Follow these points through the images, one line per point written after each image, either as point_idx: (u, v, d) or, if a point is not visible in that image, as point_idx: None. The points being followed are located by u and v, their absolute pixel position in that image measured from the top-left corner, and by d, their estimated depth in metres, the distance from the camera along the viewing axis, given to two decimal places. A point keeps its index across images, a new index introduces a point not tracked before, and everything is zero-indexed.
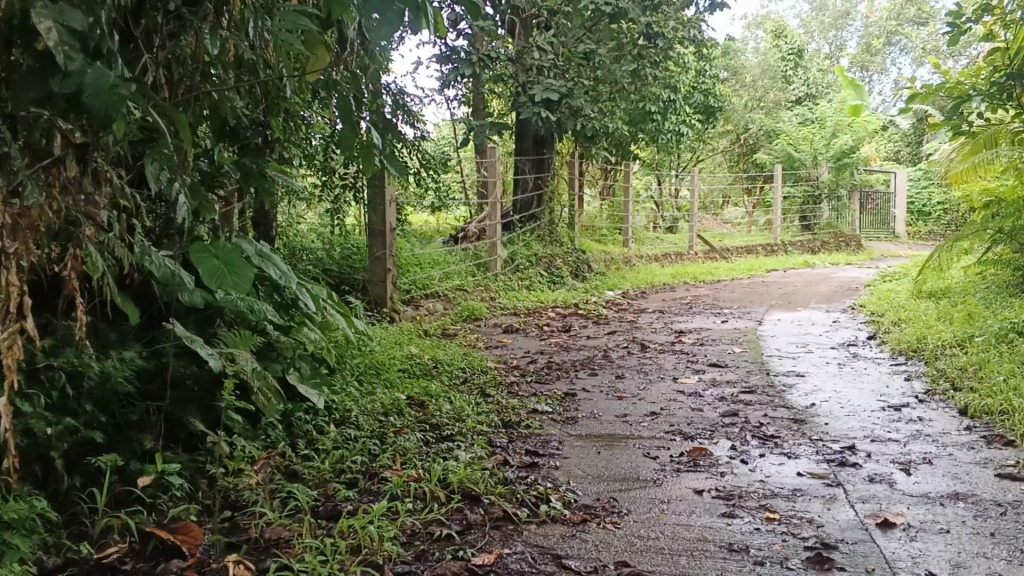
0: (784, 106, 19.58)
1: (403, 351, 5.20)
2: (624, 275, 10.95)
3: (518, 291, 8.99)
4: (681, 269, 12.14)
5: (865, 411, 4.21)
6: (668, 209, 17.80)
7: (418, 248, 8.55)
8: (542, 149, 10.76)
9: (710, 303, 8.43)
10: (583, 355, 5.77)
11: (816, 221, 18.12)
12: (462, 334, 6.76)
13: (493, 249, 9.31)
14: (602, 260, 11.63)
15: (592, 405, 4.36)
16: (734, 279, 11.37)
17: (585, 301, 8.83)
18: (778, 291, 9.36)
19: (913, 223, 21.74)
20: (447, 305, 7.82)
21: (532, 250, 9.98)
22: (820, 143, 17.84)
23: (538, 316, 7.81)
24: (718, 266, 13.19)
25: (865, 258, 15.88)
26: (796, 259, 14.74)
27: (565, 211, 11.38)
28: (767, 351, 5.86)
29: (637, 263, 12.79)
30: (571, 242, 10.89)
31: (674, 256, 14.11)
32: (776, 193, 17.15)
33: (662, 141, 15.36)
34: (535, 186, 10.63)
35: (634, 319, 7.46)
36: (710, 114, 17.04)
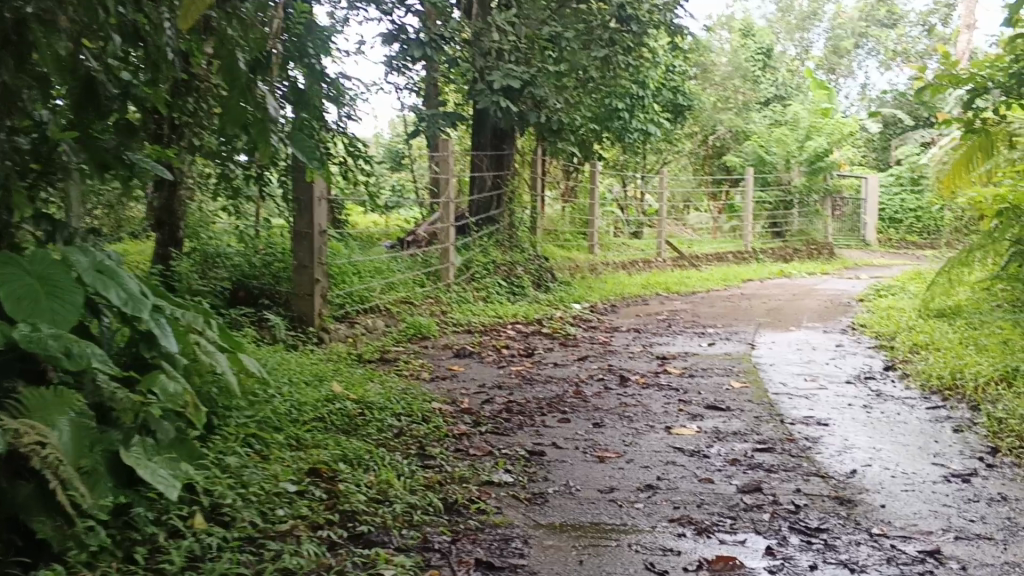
0: (754, 107, 18.69)
1: (323, 389, 4.08)
2: (590, 285, 9.92)
3: (474, 305, 7.91)
4: (652, 279, 11.12)
5: (925, 482, 3.19)
6: (634, 213, 16.81)
7: (358, 254, 7.43)
8: (502, 143, 9.65)
9: (690, 321, 7.42)
10: (549, 390, 4.71)
11: (787, 227, 17.25)
12: (405, 359, 5.67)
13: (445, 255, 8.16)
14: (566, 268, 10.57)
15: (565, 471, 3.28)
16: (710, 291, 10.38)
17: (550, 316, 7.78)
18: (763, 306, 8.41)
19: (885, 230, 21.01)
20: (389, 321, 6.72)
21: (489, 257, 8.90)
22: (793, 146, 16.90)
23: (496, 335, 6.75)
24: (691, 275, 12.19)
25: (841, 268, 15.01)
26: (772, 269, 13.82)
27: (527, 213, 10.31)
28: (771, 386, 4.84)
29: (603, 271, 11.76)
30: (533, 248, 9.83)
31: (642, 263, 13.11)
32: (748, 197, 16.24)
33: (629, 140, 14.36)
34: (494, 185, 9.56)
35: (607, 340, 6.43)
36: (679, 113, 16.08)
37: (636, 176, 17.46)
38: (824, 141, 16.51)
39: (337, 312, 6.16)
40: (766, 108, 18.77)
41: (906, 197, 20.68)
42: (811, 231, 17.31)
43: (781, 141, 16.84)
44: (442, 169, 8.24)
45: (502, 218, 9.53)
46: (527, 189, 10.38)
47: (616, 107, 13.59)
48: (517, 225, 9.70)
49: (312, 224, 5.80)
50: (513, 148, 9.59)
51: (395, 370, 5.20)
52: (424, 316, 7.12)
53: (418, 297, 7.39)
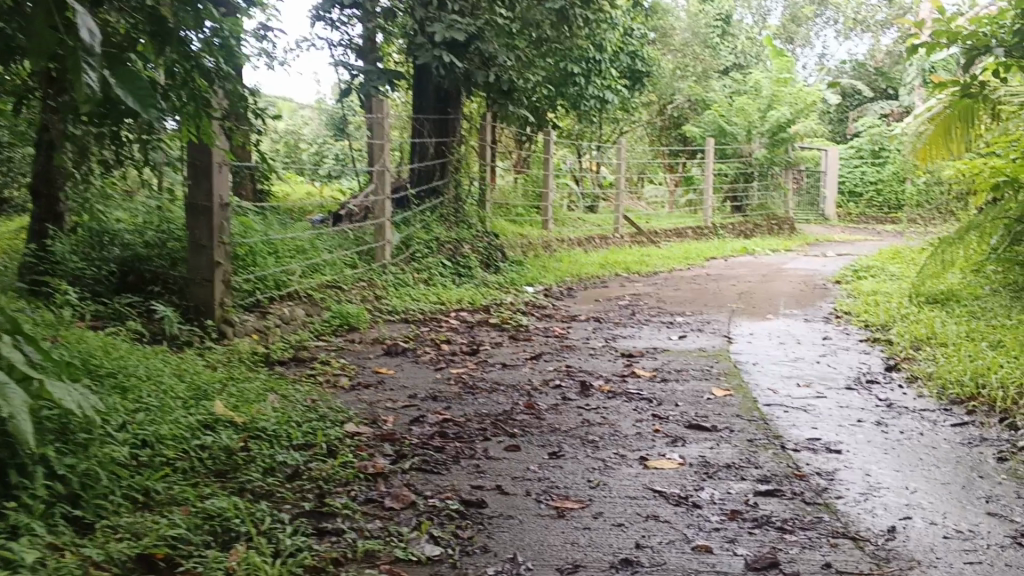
0: (714, 75, 17.90)
1: (199, 413, 3.17)
2: (545, 265, 9.06)
3: (413, 289, 7.01)
4: (610, 257, 10.30)
5: (995, 549, 2.38)
6: (589, 186, 15.96)
7: (279, 232, 6.49)
8: (446, 106, 8.70)
9: (656, 306, 6.63)
10: (493, 402, 3.84)
11: (748, 201, 16.55)
12: (326, 358, 4.77)
13: (380, 232, 7.22)
14: (517, 246, 9.69)
15: (512, 535, 2.42)
16: (673, 270, 9.59)
17: (498, 301, 6.91)
18: (733, 289, 7.64)
19: (845, 205, 20.43)
20: (311, 309, 5.79)
21: (431, 233, 7.98)
22: (756, 116, 16.11)
23: (436, 326, 5.87)
24: (651, 252, 11.39)
25: (804, 245, 14.33)
26: (735, 245, 13.09)
27: (475, 185, 9.40)
28: (761, 396, 4.02)
29: (558, 248, 10.92)
30: (480, 224, 8.93)
31: (599, 239, 12.29)
32: (708, 168, 15.48)
33: (584, 108, 13.49)
34: (436, 154, 8.64)
35: (563, 332, 5.58)
36: (636, 79, 15.24)
37: (591, 147, 16.60)
38: (786, 110, 15.80)
39: (244, 301, 5.22)
40: (726, 77, 18.01)
41: (866, 170, 20.12)
42: (772, 204, 16.62)
43: (742, 110, 16.09)
44: (377, 133, 7.31)
45: (447, 191, 8.61)
46: (475, 158, 9.46)
47: (571, 72, 12.70)
48: (462, 198, 8.79)
49: (211, 195, 4.87)
50: (459, 112, 8.68)
51: (308, 375, 4.29)
52: (353, 304, 6.21)
53: (348, 281, 6.47)
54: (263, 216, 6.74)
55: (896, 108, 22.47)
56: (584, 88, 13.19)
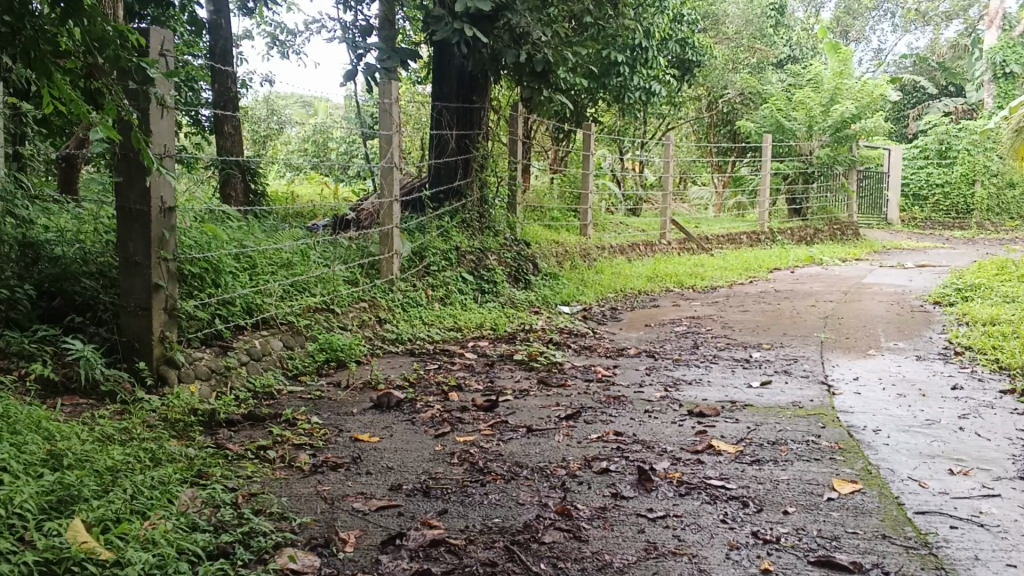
0: (769, 67, 16.49)
1: (37, 546, 1.98)
2: (583, 278, 7.84)
3: (425, 313, 5.80)
4: (658, 268, 9.03)
5: None
6: (632, 188, 14.67)
7: (261, 242, 5.32)
8: (470, 93, 7.48)
9: (724, 336, 5.37)
10: (509, 501, 2.62)
11: (806, 204, 15.17)
12: (295, 414, 3.59)
13: (386, 242, 6.00)
14: (553, 255, 8.47)
15: None
16: (732, 285, 8.30)
17: (528, 326, 5.70)
18: (813, 311, 6.35)
19: (909, 208, 18.94)
20: (290, 341, 4.61)
21: (451, 241, 6.79)
22: (817, 111, 14.69)
23: (447, 362, 4.67)
24: (704, 262, 10.10)
25: (871, 252, 12.93)
26: (797, 253, 11.74)
27: (505, 185, 8.18)
28: (905, 495, 2.74)
29: (598, 257, 9.68)
30: (509, 231, 7.74)
31: (644, 247, 11.04)
32: (764, 168, 14.15)
33: (629, 101, 12.24)
34: (460, 149, 7.44)
35: (608, 374, 4.34)
36: (686, 69, 13.94)
37: (634, 144, 15.28)
38: (852, 103, 14.38)
39: (195, 333, 4.07)
40: (782, 68, 16.60)
41: (932, 171, 18.58)
42: (832, 208, 15.27)
43: (803, 103, 14.69)
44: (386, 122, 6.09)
45: (472, 192, 7.43)
46: (504, 154, 8.26)
47: (614, 60, 11.45)
48: (488, 200, 7.59)
49: (148, 196, 3.74)
50: (486, 101, 7.50)
51: (258, 447, 3.11)
52: (346, 333, 5.03)
53: (345, 301, 5.29)
54: (243, 221, 5.57)
55: (962, 104, 20.90)
56: (629, 77, 11.92)
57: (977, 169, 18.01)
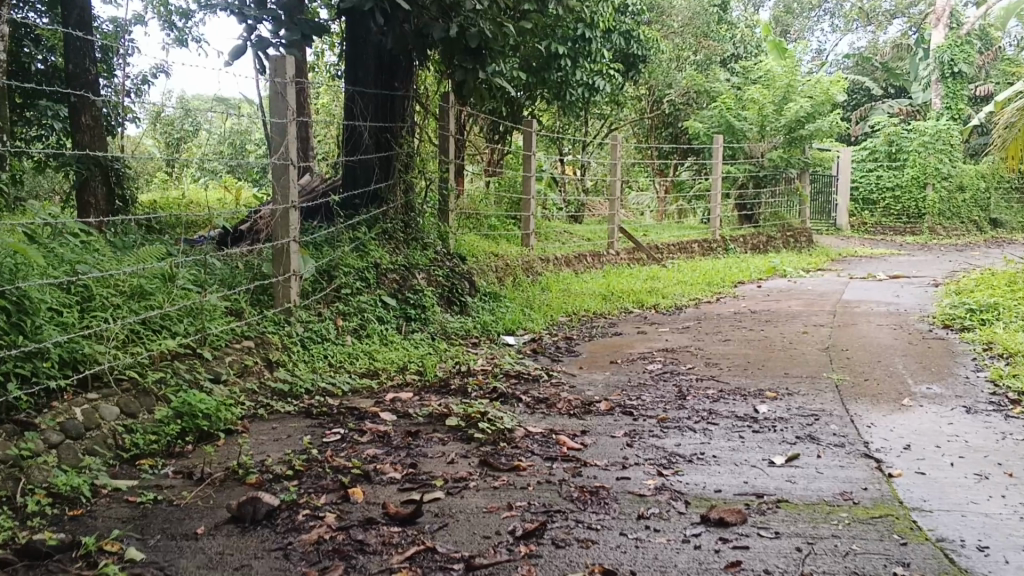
0: (717, 63, 15.57)
1: None
2: (528, 299, 6.68)
3: (333, 353, 4.55)
4: (611, 284, 7.91)
5: None
6: (572, 193, 13.59)
7: (107, 265, 4.03)
8: (391, 80, 6.26)
9: (714, 379, 4.24)
10: None
11: (759, 209, 14.31)
12: (104, 544, 2.33)
13: (282, 260, 4.71)
14: (491, 270, 7.28)
15: None
16: (698, 303, 7.21)
17: (464, 367, 4.49)
18: (808, 339, 5.28)
19: (859, 213, 18.25)
20: (133, 406, 3.33)
21: (368, 257, 5.55)
22: (770, 110, 13.83)
23: (355, 427, 3.45)
24: (660, 275, 9.03)
25: (831, 262, 12.08)
26: (757, 263, 10.79)
27: (434, 188, 6.97)
28: None
29: (542, 271, 8.53)
30: (439, 243, 6.53)
31: (591, 258, 9.94)
32: (715, 172, 13.20)
33: (570, 98, 11.13)
34: (380, 146, 6.22)
35: (574, 446, 3.16)
36: (631, 64, 12.92)
37: (575, 146, 14.18)
38: (806, 102, 13.52)
39: None
40: (730, 65, 15.70)
41: (881, 174, 17.89)
42: (784, 214, 14.44)
43: (755, 102, 13.81)
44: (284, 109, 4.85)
45: (394, 198, 6.21)
46: (433, 153, 7.05)
47: (555, 51, 10.32)
48: (415, 207, 6.37)
49: None
50: (409, 89, 6.33)
51: None
52: (220, 389, 3.75)
53: (222, 341, 4.01)
54: (87, 238, 4.26)
55: (906, 106, 20.33)
56: (571, 70, 10.82)
57: (927, 171, 17.21)
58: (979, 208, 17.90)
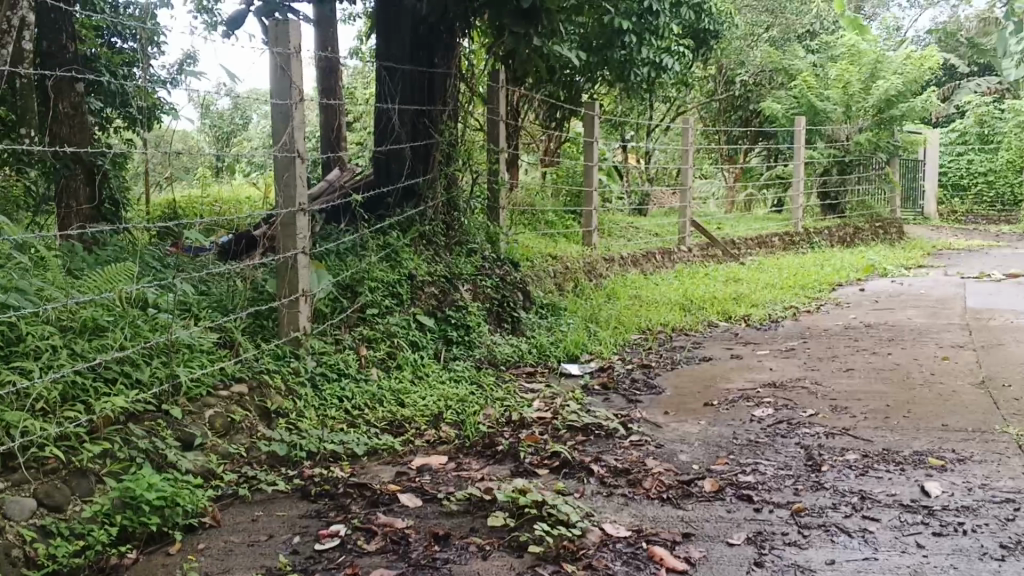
0: (794, 39, 14.31)
1: None
2: (594, 312, 5.69)
3: (353, 396, 3.62)
4: (688, 290, 6.88)
5: None
6: (637, 183, 12.49)
7: (56, 288, 3.13)
8: (431, 55, 5.29)
9: (851, 438, 3.19)
10: None
11: (843, 199, 13.13)
12: None
13: (286, 278, 3.74)
14: (549, 277, 6.28)
15: None
16: (794, 313, 6.13)
17: (517, 414, 3.51)
18: (952, 367, 4.18)
19: (948, 200, 16.87)
20: (57, 497, 2.41)
21: (400, 268, 4.60)
22: (856, 88, 12.63)
23: (363, 524, 2.47)
24: (743, 277, 7.97)
25: (929, 256, 10.89)
26: (849, 260, 9.66)
27: (482, 182, 5.99)
28: None
29: (608, 274, 7.53)
30: (488, 248, 5.55)
31: (662, 256, 8.91)
32: (797, 157, 12.04)
33: (635, 79, 10.02)
34: (417, 133, 5.27)
35: (676, 565, 2.16)
36: (701, 40, 11.80)
37: (639, 132, 13.06)
38: (898, 78, 12.29)
39: None
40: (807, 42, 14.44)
41: (973, 158, 16.47)
42: (872, 202, 13.34)
43: (840, 80, 12.63)
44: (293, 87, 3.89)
45: (435, 195, 5.25)
46: (481, 141, 6.06)
47: (620, 26, 9.23)
48: (458, 205, 5.40)
49: None
50: (451, 66, 5.38)
51: None
52: (190, 460, 2.83)
53: (202, 389, 3.11)
54: (41, 254, 3.38)
55: (996, 84, 18.75)
56: (637, 48, 9.72)
57: None
58: None
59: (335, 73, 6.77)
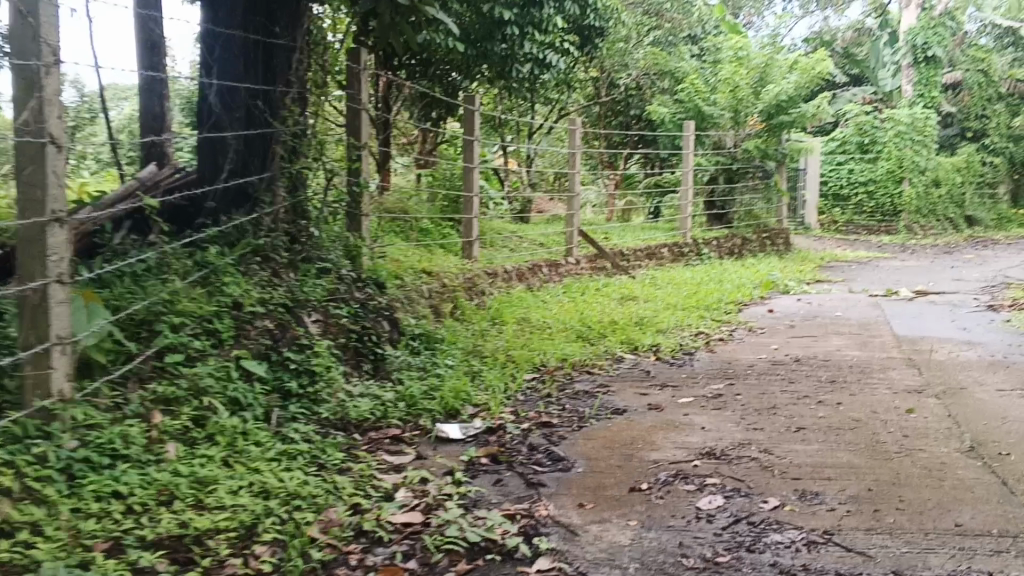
0: (679, 41, 13.67)
1: None
2: (476, 345, 4.67)
3: (129, 496, 2.51)
4: (580, 312, 5.95)
5: None
6: (517, 188, 11.55)
7: None
8: (272, 23, 4.20)
9: (843, 552, 2.28)
10: None
11: (732, 207, 12.58)
12: None
13: (29, 325, 2.56)
14: (422, 298, 5.23)
15: None
16: (708, 342, 5.28)
17: (372, 518, 2.45)
18: (923, 423, 3.36)
19: (829, 210, 16.68)
20: None
21: (220, 298, 3.47)
22: (745, 93, 12.07)
23: None
24: (640, 294, 7.11)
25: (823, 270, 10.39)
26: (747, 274, 9.00)
27: (340, 184, 4.88)
28: None
29: (489, 292, 6.54)
30: (344, 265, 4.45)
31: (549, 269, 8.00)
32: (687, 164, 11.40)
33: (516, 76, 9.02)
34: (251, 119, 4.16)
35: None
36: (586, 36, 10.92)
37: (520, 134, 12.12)
38: (788, 83, 11.80)
39: None
40: (692, 44, 13.84)
41: (854, 167, 16.29)
42: (759, 212, 12.90)
43: (729, 83, 12.10)
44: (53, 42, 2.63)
45: (274, 199, 4.12)
46: (337, 132, 4.94)
47: (499, 17, 8.21)
48: (304, 213, 4.29)
49: None
50: (298, 37, 4.29)
51: None
52: None
53: None
54: None
55: (870, 94, 18.76)
56: (519, 41, 8.70)
57: (903, 164, 15.61)
58: (956, 204, 16.48)
59: (158, 48, 5.51)
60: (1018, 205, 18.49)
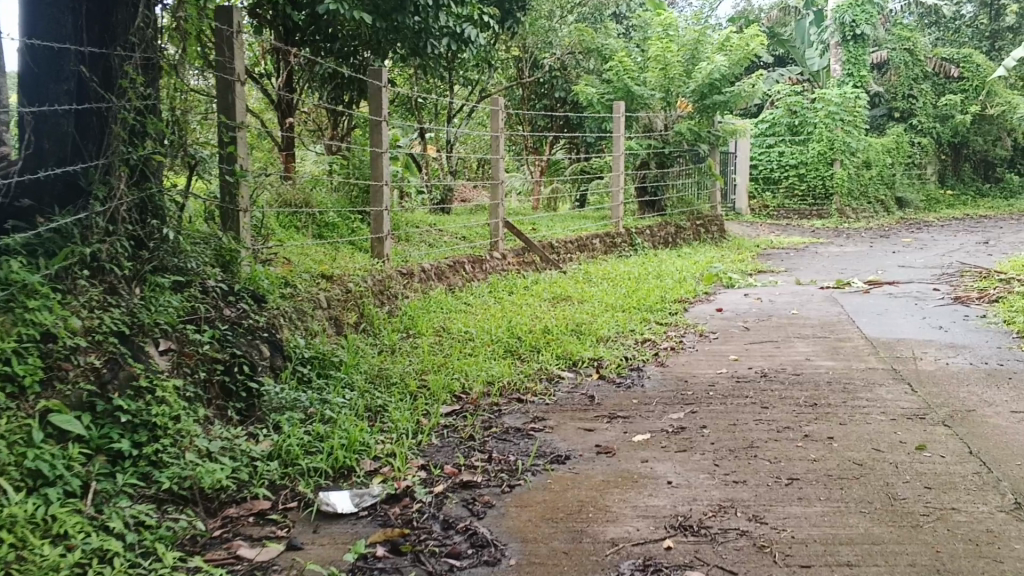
0: (605, 17, 12.93)
1: None
2: (382, 368, 3.84)
3: None
4: (506, 319, 5.15)
5: None
6: (437, 176, 10.69)
7: None
8: None
9: None
10: None
11: (664, 193, 11.94)
12: None
13: None
14: (318, 309, 4.37)
15: None
16: (657, 354, 4.52)
17: None
18: (941, 467, 2.67)
19: (760, 194, 16.21)
20: None
21: (23, 328, 2.56)
22: (676, 71, 11.40)
23: None
24: (574, 294, 6.34)
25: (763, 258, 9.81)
26: (686, 266, 8.32)
27: (210, 175, 3.98)
28: None
29: (403, 296, 5.70)
30: (212, 275, 3.56)
31: (472, 266, 7.19)
32: (618, 148, 10.70)
33: (432, 53, 8.09)
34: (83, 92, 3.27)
35: None
36: (507, 11, 10.01)
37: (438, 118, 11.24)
38: (721, 61, 11.16)
39: None
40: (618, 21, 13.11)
41: (784, 150, 15.81)
42: (692, 198, 12.30)
43: (659, 61, 11.39)
44: None
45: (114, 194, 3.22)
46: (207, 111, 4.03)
47: None
48: (155, 211, 3.39)
49: None
50: None
51: None
52: None
53: None
54: None
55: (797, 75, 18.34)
56: (433, 13, 7.66)
57: (834, 146, 15.23)
58: (886, 185, 16.21)
59: None
60: (943, 185, 18.36)
